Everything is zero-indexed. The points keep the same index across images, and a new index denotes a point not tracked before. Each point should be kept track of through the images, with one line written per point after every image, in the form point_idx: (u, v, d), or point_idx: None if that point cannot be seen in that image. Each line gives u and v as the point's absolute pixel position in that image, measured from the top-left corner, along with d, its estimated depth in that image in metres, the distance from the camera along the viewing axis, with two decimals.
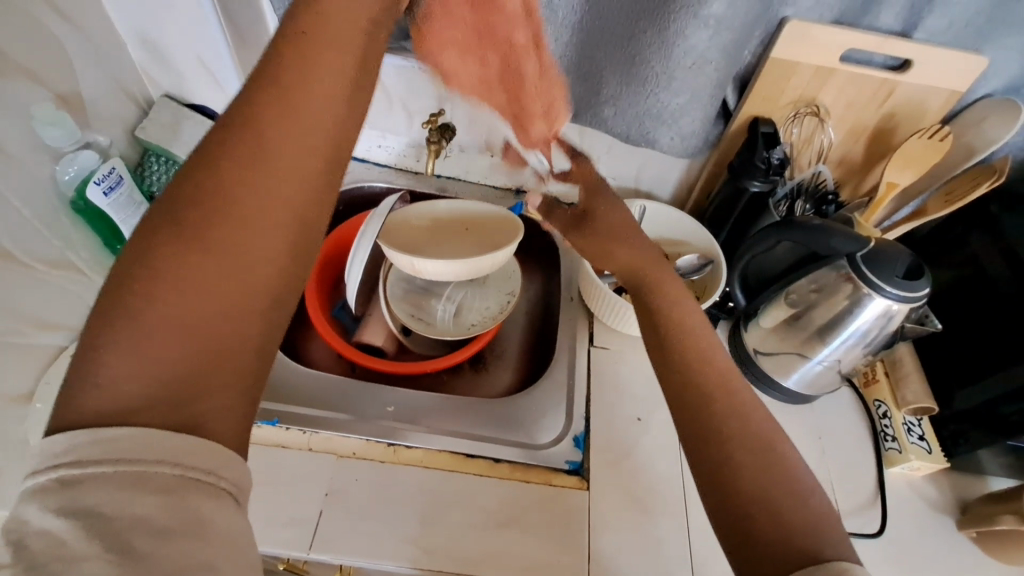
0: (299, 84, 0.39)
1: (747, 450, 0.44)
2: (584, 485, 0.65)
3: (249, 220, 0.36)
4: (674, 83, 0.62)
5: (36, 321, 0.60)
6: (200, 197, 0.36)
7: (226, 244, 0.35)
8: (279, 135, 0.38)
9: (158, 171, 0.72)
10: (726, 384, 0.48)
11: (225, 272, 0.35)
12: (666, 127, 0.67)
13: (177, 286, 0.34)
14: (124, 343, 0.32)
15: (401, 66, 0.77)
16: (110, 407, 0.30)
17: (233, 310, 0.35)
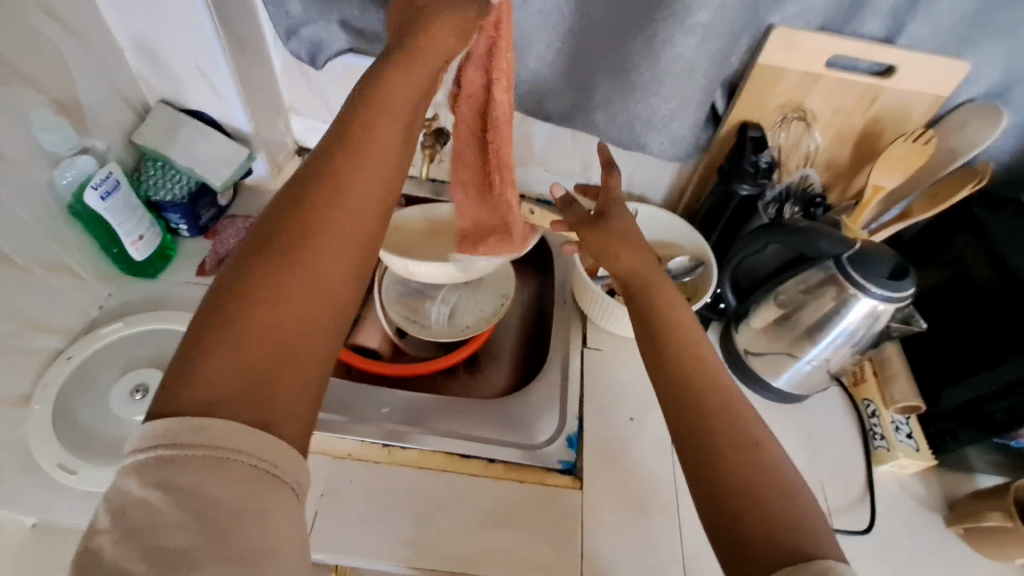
0: (380, 120, 0.43)
1: (733, 453, 0.45)
2: (577, 485, 0.65)
3: (331, 246, 0.40)
4: (663, 89, 0.63)
5: (33, 324, 0.61)
6: (287, 219, 0.40)
7: (303, 266, 0.39)
8: (360, 166, 0.42)
9: (158, 177, 0.73)
10: (714, 389, 0.48)
11: (304, 290, 0.39)
12: (656, 132, 0.68)
13: (263, 302, 0.37)
14: (217, 351, 0.36)
15: None
16: (204, 400, 0.34)
17: (307, 325, 0.39)
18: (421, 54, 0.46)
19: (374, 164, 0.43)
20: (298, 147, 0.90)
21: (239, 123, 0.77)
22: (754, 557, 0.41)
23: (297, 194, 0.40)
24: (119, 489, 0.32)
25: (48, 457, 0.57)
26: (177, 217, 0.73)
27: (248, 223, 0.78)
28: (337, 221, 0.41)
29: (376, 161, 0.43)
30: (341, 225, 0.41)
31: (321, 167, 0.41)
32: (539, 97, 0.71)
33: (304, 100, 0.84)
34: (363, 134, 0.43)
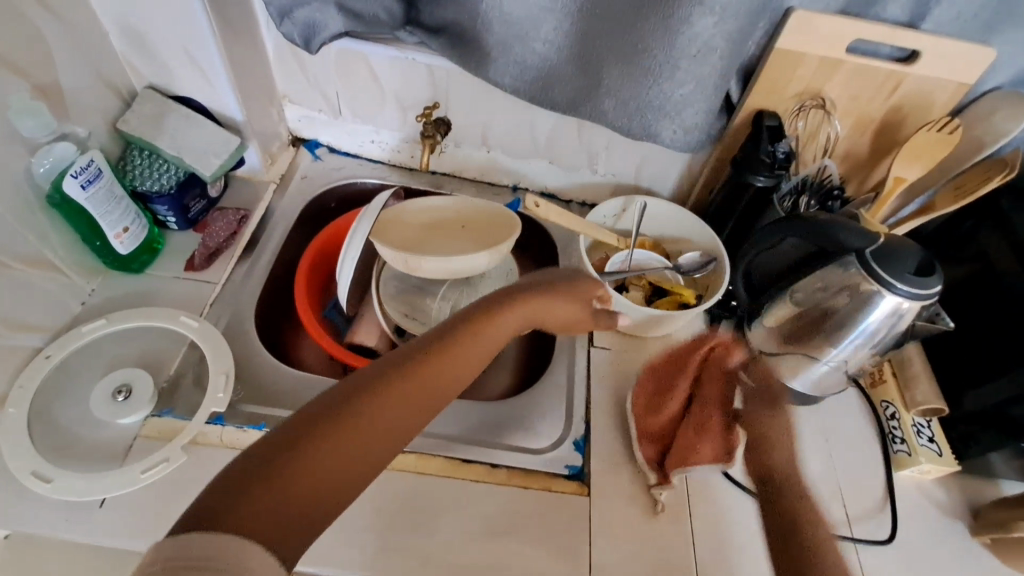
0: (494, 326, 0.51)
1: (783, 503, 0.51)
2: (584, 491, 0.62)
3: (390, 430, 0.42)
4: (677, 74, 0.60)
5: (10, 322, 0.58)
6: (384, 379, 0.43)
7: (360, 436, 0.40)
8: (463, 358, 0.47)
9: (144, 166, 0.69)
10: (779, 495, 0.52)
11: (372, 446, 0.40)
12: (668, 120, 0.65)
13: (318, 458, 0.38)
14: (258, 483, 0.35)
15: (395, 57, 0.74)
16: (240, 525, 0.33)
17: (340, 490, 0.38)
18: (547, 283, 0.58)
19: (458, 374, 0.47)
20: (293, 138, 0.88)
21: (230, 111, 0.73)
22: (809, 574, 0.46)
23: (406, 367, 0.44)
24: None
25: (22, 464, 0.54)
26: (164, 209, 0.70)
27: (241, 216, 0.76)
28: (423, 399, 0.44)
29: (464, 370, 0.47)
30: (408, 417, 0.43)
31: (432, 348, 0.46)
32: (547, 84, 0.68)
33: (299, 89, 0.81)
34: (462, 343, 0.48)
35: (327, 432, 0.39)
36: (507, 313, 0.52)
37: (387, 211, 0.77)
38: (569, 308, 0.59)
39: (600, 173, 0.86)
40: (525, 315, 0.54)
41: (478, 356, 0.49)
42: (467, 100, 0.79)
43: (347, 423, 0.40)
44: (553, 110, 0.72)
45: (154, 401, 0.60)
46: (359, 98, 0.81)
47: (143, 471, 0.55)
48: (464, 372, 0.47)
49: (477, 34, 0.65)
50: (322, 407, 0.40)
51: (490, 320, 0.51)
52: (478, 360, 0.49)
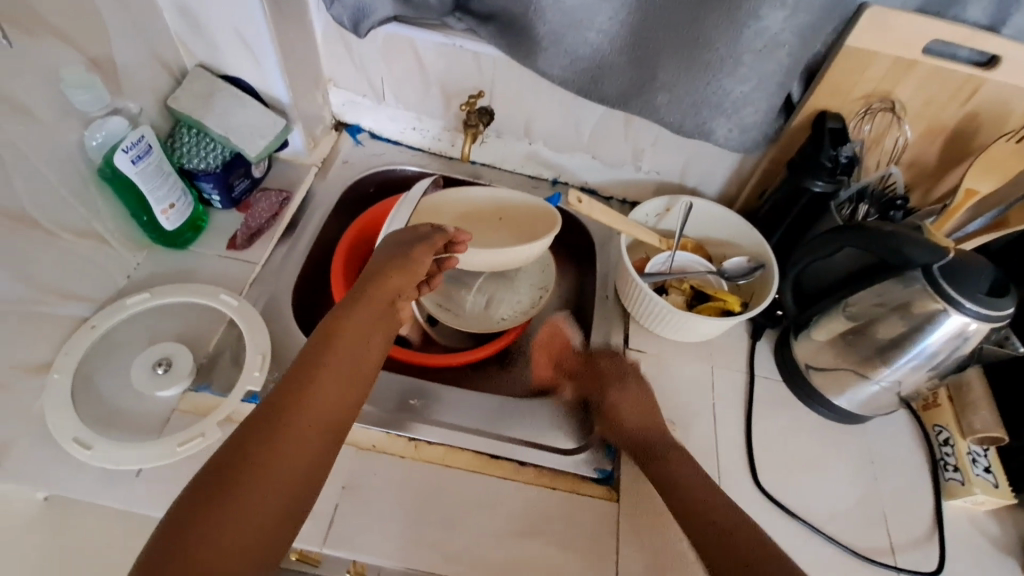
0: (361, 325, 0.51)
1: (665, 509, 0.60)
2: (614, 497, 0.61)
3: (309, 436, 0.44)
4: (740, 69, 0.57)
5: (57, 290, 0.59)
6: (267, 421, 0.44)
7: (278, 458, 0.42)
8: (336, 369, 0.48)
9: (191, 143, 0.70)
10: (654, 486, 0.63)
11: (276, 481, 0.42)
12: (725, 118, 0.62)
13: (248, 497, 0.40)
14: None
15: (442, 43, 0.73)
16: None
17: (265, 530, 0.40)
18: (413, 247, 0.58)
19: (321, 407, 0.46)
20: (336, 122, 0.88)
21: (276, 92, 0.73)
22: None
23: (286, 394, 0.46)
24: None
25: (63, 430, 0.55)
26: (209, 186, 0.70)
27: (283, 197, 0.76)
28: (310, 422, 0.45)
29: (346, 380, 0.48)
30: (288, 464, 0.43)
31: (302, 374, 0.47)
32: (596, 75, 0.65)
33: (345, 73, 0.81)
34: (309, 377, 0.47)
35: (235, 480, 0.41)
36: (360, 310, 0.52)
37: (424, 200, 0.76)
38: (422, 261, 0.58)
39: (643, 170, 0.83)
40: (394, 291, 0.55)
41: (362, 348, 0.50)
42: (512, 90, 0.77)
43: (210, 512, 0.39)
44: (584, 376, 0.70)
45: (192, 375, 0.61)
46: (403, 85, 0.81)
47: (180, 445, 0.56)
48: (349, 369, 0.49)
49: (528, 22, 0.63)
50: (215, 468, 0.41)
51: (337, 339, 0.50)
52: (346, 369, 0.49)
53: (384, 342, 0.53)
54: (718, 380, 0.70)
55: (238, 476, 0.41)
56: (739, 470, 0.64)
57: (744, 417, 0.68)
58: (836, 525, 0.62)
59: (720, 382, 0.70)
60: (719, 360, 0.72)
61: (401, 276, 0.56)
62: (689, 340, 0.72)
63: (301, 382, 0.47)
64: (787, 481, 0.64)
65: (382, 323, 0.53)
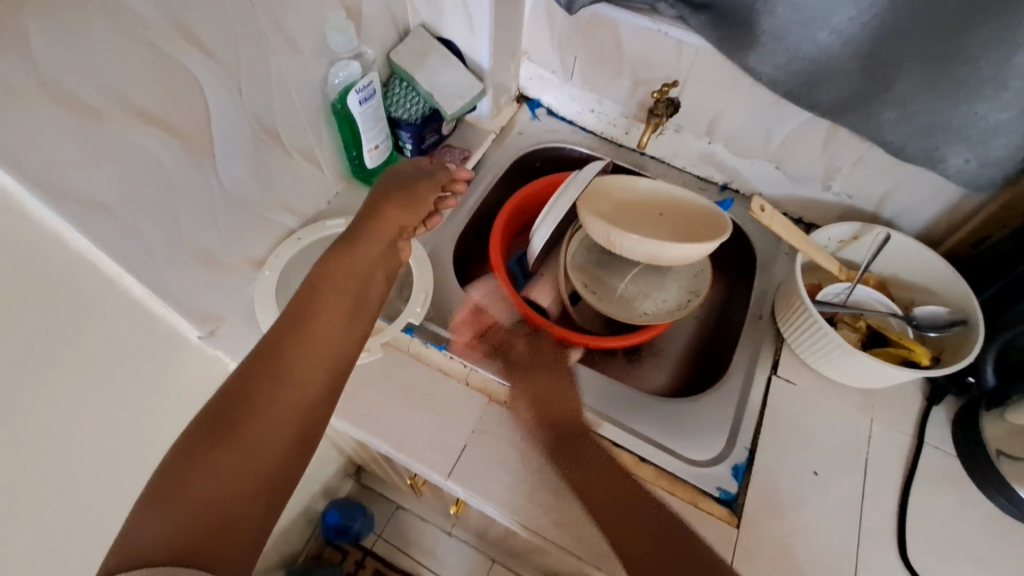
0: (366, 254, 0.55)
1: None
2: (734, 521, 0.58)
3: (323, 345, 0.48)
4: (1003, 93, 0.50)
5: (281, 201, 0.69)
6: (280, 335, 0.48)
7: (294, 363, 0.46)
8: (341, 286, 0.52)
9: (400, 93, 0.76)
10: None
11: (289, 387, 0.46)
12: (964, 147, 0.55)
13: (268, 402, 0.44)
14: (156, 513, 0.39)
15: (647, 29, 0.72)
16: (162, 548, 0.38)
17: (291, 425, 0.45)
18: (416, 193, 0.62)
19: (324, 337, 0.48)
20: (519, 95, 0.92)
21: (481, 58, 0.78)
22: None
23: (296, 312, 0.49)
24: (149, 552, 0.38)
25: (266, 317, 0.66)
26: (406, 135, 0.77)
27: (463, 156, 0.82)
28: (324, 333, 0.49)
29: (350, 295, 0.52)
30: (297, 388, 0.46)
31: (309, 293, 0.50)
32: (814, 80, 0.61)
33: (541, 48, 0.84)
34: (307, 309, 0.49)
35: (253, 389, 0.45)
36: (372, 241, 0.56)
37: (597, 181, 0.76)
38: (420, 200, 0.62)
39: (831, 192, 0.76)
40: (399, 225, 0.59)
41: (366, 270, 0.54)
42: (708, 85, 0.74)
43: (222, 431, 0.42)
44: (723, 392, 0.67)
45: None
46: (594, 65, 0.81)
47: None
48: (358, 287, 0.53)
49: (751, 15, 0.60)
50: (235, 381, 0.45)
51: (340, 271, 0.53)
52: (348, 300, 0.51)
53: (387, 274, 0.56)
54: (876, 434, 0.63)
55: (258, 384, 0.45)
56: (882, 537, 0.57)
57: (899, 483, 0.60)
58: None
59: (878, 437, 0.63)
60: (881, 414, 0.64)
61: (398, 214, 0.60)
62: (851, 381, 0.65)
63: (313, 298, 0.50)
64: (941, 567, 0.56)
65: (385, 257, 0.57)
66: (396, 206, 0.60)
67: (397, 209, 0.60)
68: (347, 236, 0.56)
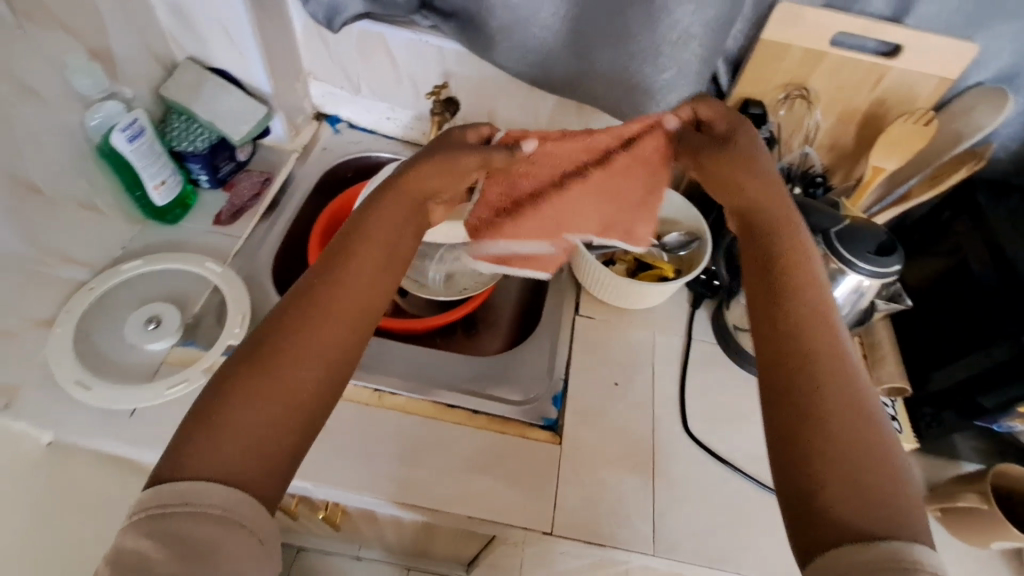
0: (407, 200, 0.56)
1: (841, 398, 0.43)
2: (556, 441, 0.68)
3: (358, 279, 0.50)
4: (660, 58, 0.64)
5: (61, 255, 0.66)
6: (317, 270, 0.50)
7: (335, 291, 0.49)
8: (381, 224, 0.54)
9: (181, 126, 0.77)
10: (839, 399, 0.43)
11: (325, 316, 0.48)
12: (655, 104, 0.68)
13: (306, 329, 0.47)
14: (202, 434, 0.41)
15: (410, 40, 0.81)
16: (209, 466, 0.39)
17: (329, 350, 0.47)
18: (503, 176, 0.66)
19: (357, 274, 0.50)
20: (316, 113, 0.95)
21: (260, 83, 0.81)
22: (835, 494, 0.39)
23: (336, 250, 0.52)
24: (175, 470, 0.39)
25: (66, 375, 0.63)
26: (197, 167, 0.77)
27: (265, 178, 0.84)
28: (359, 267, 0.51)
29: (389, 237, 0.54)
30: (328, 317, 0.48)
31: (352, 232, 0.53)
32: (545, 67, 0.73)
33: (324, 67, 0.88)
34: (346, 257, 0.51)
35: (290, 319, 0.47)
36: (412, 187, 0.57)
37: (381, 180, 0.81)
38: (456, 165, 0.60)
39: None
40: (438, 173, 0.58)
41: (404, 218, 0.55)
42: (476, 82, 0.85)
43: (266, 368, 0.44)
44: (535, 340, 0.78)
45: (180, 332, 0.68)
46: (377, 76, 0.88)
47: (169, 388, 0.63)
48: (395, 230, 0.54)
49: (483, 18, 0.71)
50: (282, 307, 0.48)
51: (377, 219, 0.54)
52: (385, 247, 0.53)
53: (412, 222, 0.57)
54: (659, 343, 0.78)
55: (297, 315, 0.47)
56: (670, 420, 0.71)
57: (679, 375, 0.75)
58: (757, 467, 0.69)
59: (660, 345, 0.77)
60: (661, 326, 0.79)
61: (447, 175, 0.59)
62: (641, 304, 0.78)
63: (354, 239, 0.52)
64: (714, 431, 0.71)
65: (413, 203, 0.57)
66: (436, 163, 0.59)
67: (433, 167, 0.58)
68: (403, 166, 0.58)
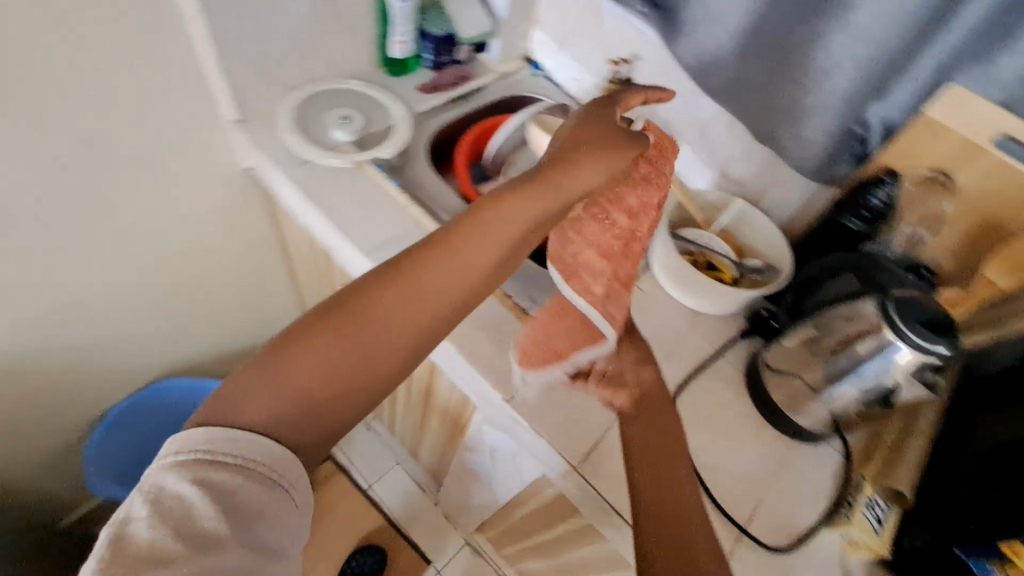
0: (513, 215, 0.61)
1: (671, 509, 0.61)
2: None
3: (441, 291, 0.57)
4: (807, 83, 0.75)
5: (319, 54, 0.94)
6: (403, 263, 0.57)
7: (414, 295, 0.56)
8: (476, 241, 0.59)
9: (433, 15, 1.00)
10: (675, 511, 0.61)
11: (399, 310, 0.55)
12: (790, 124, 0.80)
13: (378, 319, 0.54)
14: (258, 383, 0.50)
15: (621, 18, 0.96)
16: (259, 422, 0.49)
17: (399, 344, 0.55)
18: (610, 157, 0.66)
19: (442, 284, 0.57)
20: (527, 56, 1.15)
21: (499, 8, 1.03)
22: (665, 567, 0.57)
23: (426, 250, 0.58)
24: (228, 432, 0.47)
25: (283, 119, 0.90)
26: (428, 44, 1.01)
27: (465, 77, 1.07)
28: (444, 276, 0.57)
29: (480, 256, 0.59)
30: (404, 314, 0.55)
31: (446, 239, 0.58)
32: (714, 69, 0.83)
33: (550, 19, 1.08)
34: (436, 263, 0.57)
35: (364, 306, 0.54)
36: (520, 203, 0.61)
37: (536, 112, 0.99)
38: (602, 154, 0.66)
39: (728, 180, 0.98)
40: (554, 197, 0.62)
41: (507, 235, 0.60)
42: (656, 71, 0.97)
43: (343, 339, 0.53)
44: None
45: (357, 134, 0.91)
46: (584, 39, 1.05)
47: (329, 158, 0.87)
48: (492, 251, 0.60)
49: (682, 11, 0.83)
50: (365, 283, 0.55)
51: (486, 235, 0.59)
52: (483, 262, 0.59)
53: (520, 246, 0.62)
54: None
55: (380, 302, 0.55)
56: None
57: None
58: None
59: None
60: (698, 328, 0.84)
61: (571, 178, 0.64)
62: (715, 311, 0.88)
63: (446, 251, 0.58)
64: None
65: (527, 230, 0.62)
66: (577, 160, 0.64)
67: (577, 165, 0.64)
68: (519, 183, 0.62)
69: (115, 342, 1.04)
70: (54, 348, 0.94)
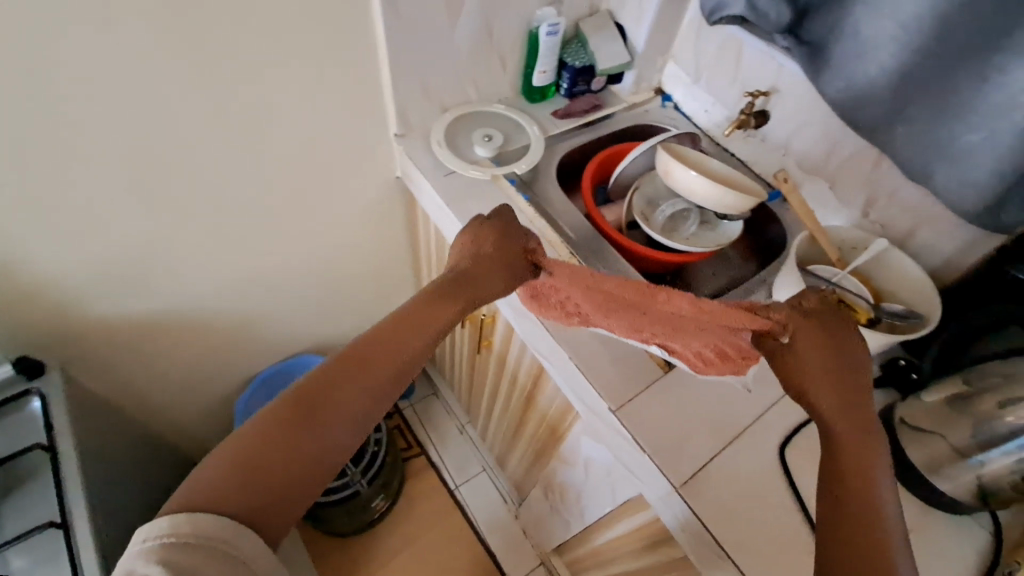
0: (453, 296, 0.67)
1: (859, 519, 0.55)
2: (663, 368, 0.80)
3: (387, 374, 0.62)
4: (974, 119, 0.70)
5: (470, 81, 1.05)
6: (340, 366, 0.60)
7: (360, 383, 0.60)
8: (419, 331, 0.64)
9: (574, 47, 1.08)
10: (861, 516, 0.55)
11: (351, 396, 0.59)
12: (949, 163, 0.75)
13: (331, 406, 0.58)
14: (216, 468, 0.52)
15: (762, 52, 0.97)
16: (214, 500, 0.50)
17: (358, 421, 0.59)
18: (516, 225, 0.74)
19: (392, 363, 0.62)
20: (658, 87, 1.19)
21: (637, 41, 1.08)
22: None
23: (364, 354, 0.61)
24: (181, 531, 0.48)
25: (435, 135, 1.02)
26: (567, 74, 1.09)
27: (596, 104, 1.13)
28: (392, 359, 0.62)
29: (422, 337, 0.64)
30: (356, 396, 0.59)
31: (383, 332, 0.63)
32: (862, 103, 0.81)
33: (685, 52, 1.11)
34: (379, 355, 0.62)
35: (312, 396, 0.57)
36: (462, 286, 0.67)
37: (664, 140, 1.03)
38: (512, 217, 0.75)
39: (869, 219, 0.93)
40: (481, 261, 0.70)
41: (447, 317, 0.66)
42: (795, 105, 0.96)
43: (298, 425, 0.55)
44: None
45: (495, 152, 1.00)
46: (719, 72, 1.06)
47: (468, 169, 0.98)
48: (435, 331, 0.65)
49: (828, 46, 0.82)
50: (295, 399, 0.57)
51: (429, 323, 0.65)
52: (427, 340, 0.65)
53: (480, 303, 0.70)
54: None
55: (332, 389, 0.58)
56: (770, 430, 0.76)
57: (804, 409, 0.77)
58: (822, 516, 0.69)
59: None
60: None
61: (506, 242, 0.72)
62: None
63: (385, 342, 0.63)
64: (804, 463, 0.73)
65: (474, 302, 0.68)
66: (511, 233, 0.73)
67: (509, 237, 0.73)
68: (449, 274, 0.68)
69: (272, 317, 1.22)
70: (229, 314, 1.14)
